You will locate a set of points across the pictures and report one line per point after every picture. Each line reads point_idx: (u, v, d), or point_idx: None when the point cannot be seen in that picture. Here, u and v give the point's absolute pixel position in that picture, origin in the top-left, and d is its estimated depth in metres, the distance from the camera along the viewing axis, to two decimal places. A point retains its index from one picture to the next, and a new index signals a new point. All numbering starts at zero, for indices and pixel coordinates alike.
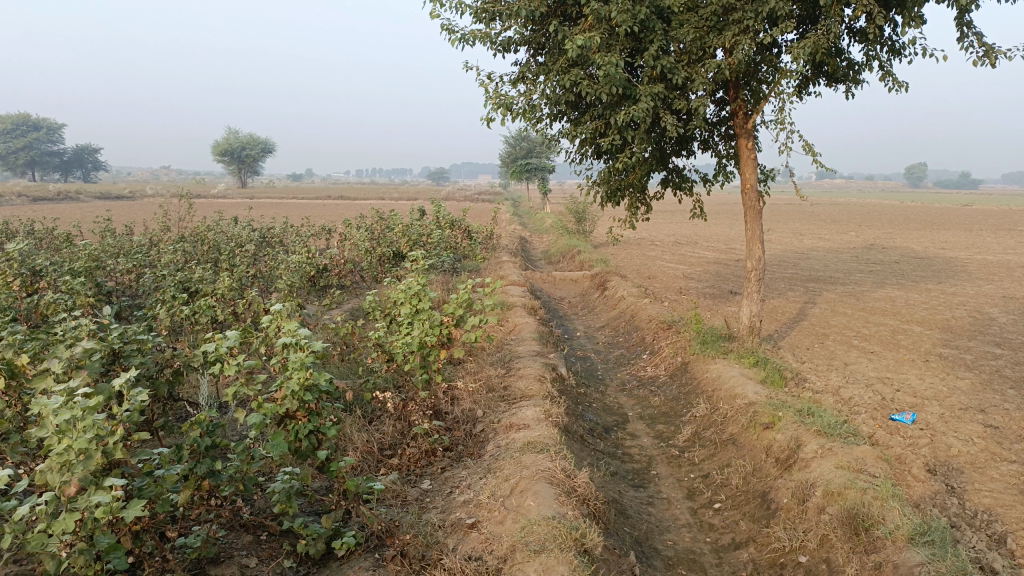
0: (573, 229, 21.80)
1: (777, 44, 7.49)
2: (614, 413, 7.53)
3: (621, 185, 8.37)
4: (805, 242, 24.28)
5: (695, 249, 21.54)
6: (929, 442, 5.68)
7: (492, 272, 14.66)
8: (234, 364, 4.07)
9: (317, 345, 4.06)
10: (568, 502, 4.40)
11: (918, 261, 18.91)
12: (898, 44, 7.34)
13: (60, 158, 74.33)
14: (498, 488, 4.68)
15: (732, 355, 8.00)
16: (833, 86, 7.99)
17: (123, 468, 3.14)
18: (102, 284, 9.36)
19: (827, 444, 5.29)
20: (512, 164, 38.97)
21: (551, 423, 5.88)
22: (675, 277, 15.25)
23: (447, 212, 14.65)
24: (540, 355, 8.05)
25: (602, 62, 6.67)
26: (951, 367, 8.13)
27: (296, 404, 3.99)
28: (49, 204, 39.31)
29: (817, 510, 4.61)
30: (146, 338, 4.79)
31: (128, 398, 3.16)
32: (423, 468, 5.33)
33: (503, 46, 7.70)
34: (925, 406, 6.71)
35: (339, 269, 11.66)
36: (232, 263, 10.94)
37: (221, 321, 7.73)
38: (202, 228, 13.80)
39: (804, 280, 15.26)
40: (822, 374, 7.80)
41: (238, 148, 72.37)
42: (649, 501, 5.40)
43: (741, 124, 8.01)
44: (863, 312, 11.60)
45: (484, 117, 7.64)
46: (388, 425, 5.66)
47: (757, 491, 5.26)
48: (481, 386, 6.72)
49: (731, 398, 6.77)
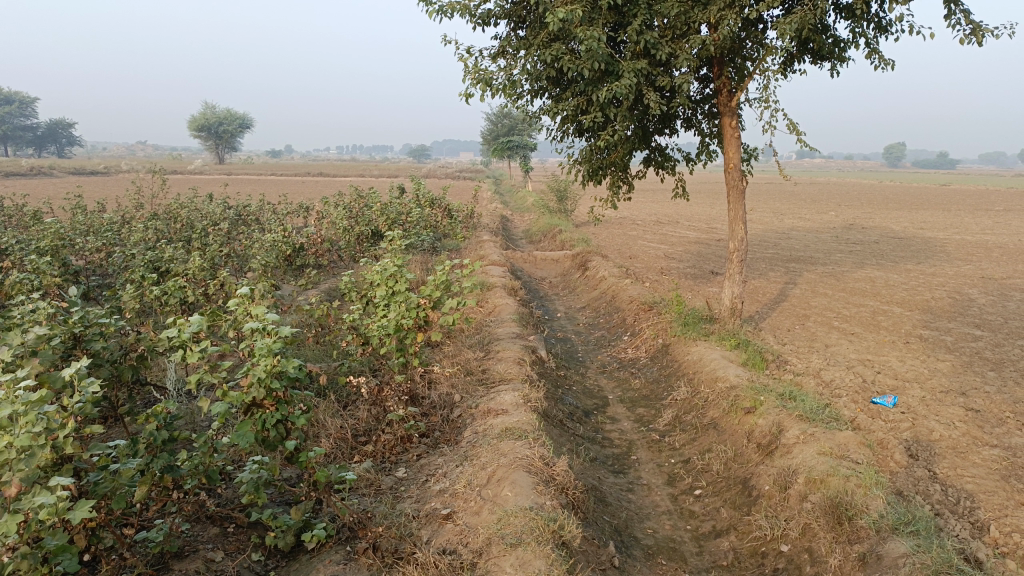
0: (554, 207, 21.64)
1: (763, 19, 7.35)
2: (595, 396, 7.43)
3: (602, 164, 8.21)
4: (785, 222, 24.32)
5: (676, 228, 21.47)
6: (911, 427, 5.62)
7: (472, 251, 14.50)
8: (196, 352, 3.89)
9: (284, 331, 3.87)
10: (546, 492, 4.28)
11: (897, 241, 18.95)
12: (885, 21, 7.20)
13: (31, 132, 72.76)
14: (475, 477, 4.55)
15: (714, 337, 7.92)
16: (818, 63, 7.86)
17: (75, 463, 2.98)
18: (69, 264, 9.07)
19: (810, 429, 5.20)
20: (493, 141, 38.62)
21: (530, 408, 5.75)
22: (656, 256, 15.17)
23: (427, 191, 14.40)
24: (519, 337, 7.91)
25: (584, 37, 6.48)
26: (931, 349, 8.10)
27: (262, 392, 3.82)
28: (19, 179, 38.48)
29: (799, 498, 4.53)
30: (109, 322, 4.60)
31: (78, 389, 3.00)
32: (398, 456, 5.20)
33: (483, 19, 7.48)
34: (906, 388, 6.66)
35: (316, 248, 11.43)
36: (205, 242, 10.68)
37: (192, 303, 7.50)
38: (175, 206, 13.48)
39: (785, 260, 15.22)
40: (804, 356, 7.74)
41: (215, 123, 71.10)
42: (629, 488, 5.30)
43: (725, 102, 7.85)
44: (843, 292, 11.57)
45: (462, 93, 7.43)
46: (363, 410, 5.51)
47: (738, 477, 5.17)
48: (459, 371, 6.58)
49: (712, 381, 6.68)
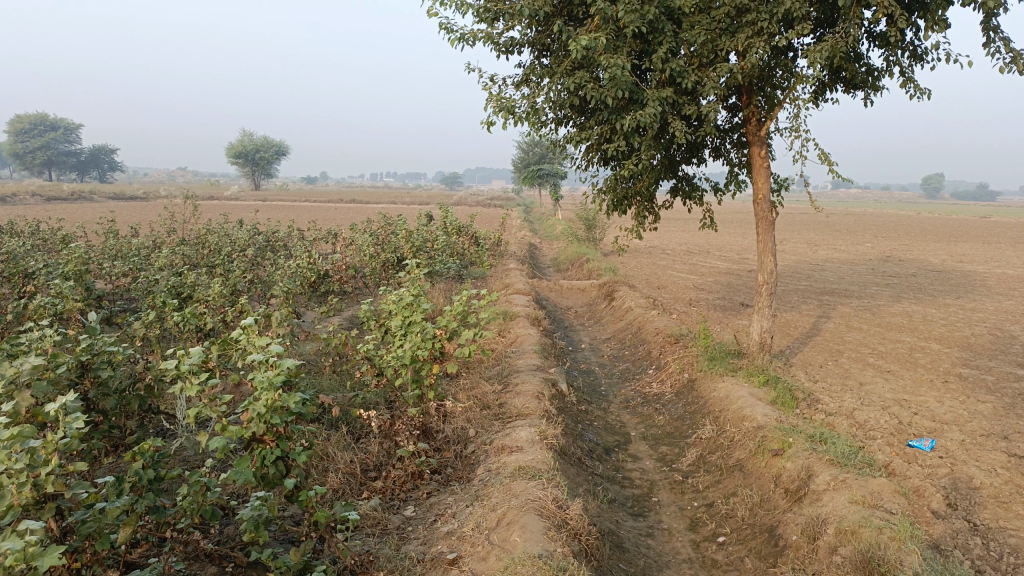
0: (583, 236, 21.50)
1: (793, 47, 7.17)
2: (617, 432, 7.18)
3: (627, 193, 8.03)
4: (820, 253, 23.89)
5: (707, 258, 21.17)
6: (949, 473, 5.31)
7: (498, 279, 14.38)
8: (195, 385, 3.78)
9: (287, 363, 3.74)
10: (558, 538, 4.07)
11: (935, 274, 18.47)
12: (920, 49, 6.98)
13: (75, 157, 74.88)
14: (484, 519, 4.35)
15: (742, 372, 7.65)
16: (851, 92, 7.64)
17: (58, 501, 2.87)
18: (93, 288, 9.07)
19: (841, 475, 4.92)
20: (524, 169, 38.69)
21: (546, 446, 5.54)
22: (685, 287, 14.90)
23: (454, 219, 14.33)
24: (540, 369, 7.71)
25: (608, 64, 6.35)
26: (972, 389, 7.74)
27: (262, 427, 3.69)
28: (60, 203, 39.56)
29: (829, 550, 4.24)
30: (117, 351, 4.49)
31: (62, 425, 2.92)
32: (408, 492, 5.01)
33: (506, 47, 7.42)
34: (944, 431, 6.33)
35: (341, 274, 11.36)
36: (230, 267, 10.66)
37: (210, 329, 7.41)
38: (203, 232, 13.54)
39: (818, 293, 14.86)
40: (836, 394, 7.42)
41: (253, 150, 72.35)
42: (648, 532, 5.06)
43: (754, 131, 7.64)
44: (879, 327, 11.21)
45: (484, 120, 7.33)
46: (374, 444, 5.35)
47: (765, 525, 4.89)
48: (475, 405, 6.40)
49: (739, 420, 6.40)
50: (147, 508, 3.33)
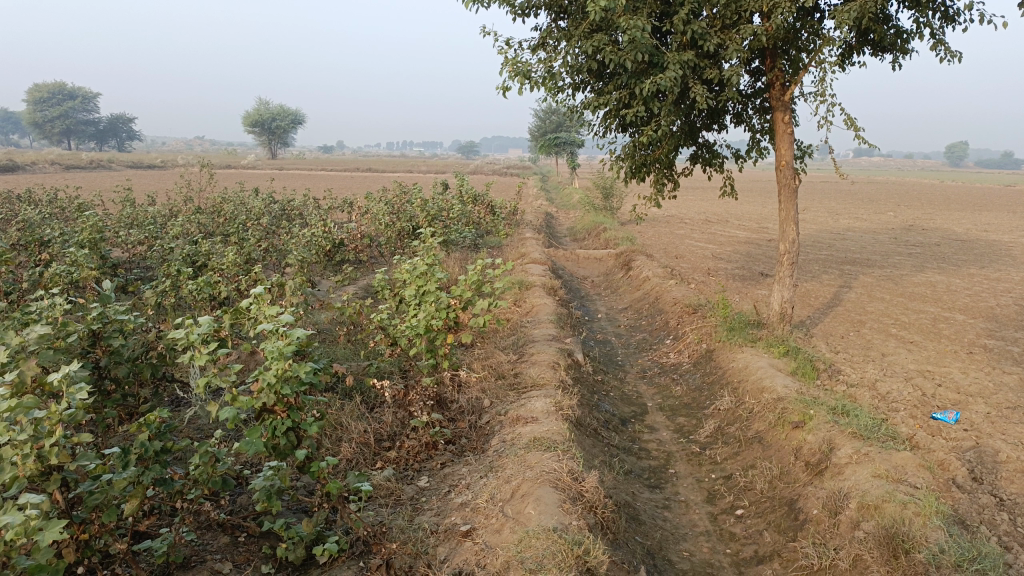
0: (600, 205, 21.26)
1: (819, 8, 6.92)
2: (633, 403, 7.10)
3: (646, 160, 7.86)
4: (841, 222, 23.53)
5: (726, 227, 20.92)
6: (975, 447, 5.18)
7: (514, 248, 14.26)
8: (204, 353, 3.71)
9: (298, 333, 3.65)
10: (574, 511, 4.00)
11: (960, 243, 18.13)
12: (953, 10, 6.71)
13: (93, 126, 75.09)
14: (498, 490, 4.28)
15: (761, 343, 7.52)
16: (878, 55, 7.39)
17: (64, 472, 2.83)
18: (108, 257, 9.03)
19: (864, 448, 4.81)
20: (541, 137, 38.29)
21: (562, 417, 5.47)
22: (704, 257, 14.71)
23: (470, 187, 14.18)
24: (556, 339, 7.61)
25: (628, 26, 6.16)
26: (997, 360, 7.57)
27: (272, 398, 3.63)
28: (78, 172, 39.85)
29: (851, 525, 4.15)
30: (128, 319, 4.43)
31: (65, 396, 2.87)
32: (422, 463, 4.96)
33: (522, 9, 7.22)
34: (969, 404, 6.19)
35: (356, 243, 11.28)
36: (244, 235, 10.59)
37: (225, 297, 7.36)
38: (219, 200, 13.49)
39: (840, 262, 14.63)
40: (858, 366, 7.29)
41: (270, 119, 72.16)
42: (665, 505, 4.98)
43: (778, 96, 7.43)
44: (902, 297, 11.00)
45: (500, 85, 7.16)
46: (388, 414, 5.29)
47: (785, 498, 4.80)
48: (490, 374, 6.33)
49: (758, 391, 6.29)
50: (154, 480, 3.29)
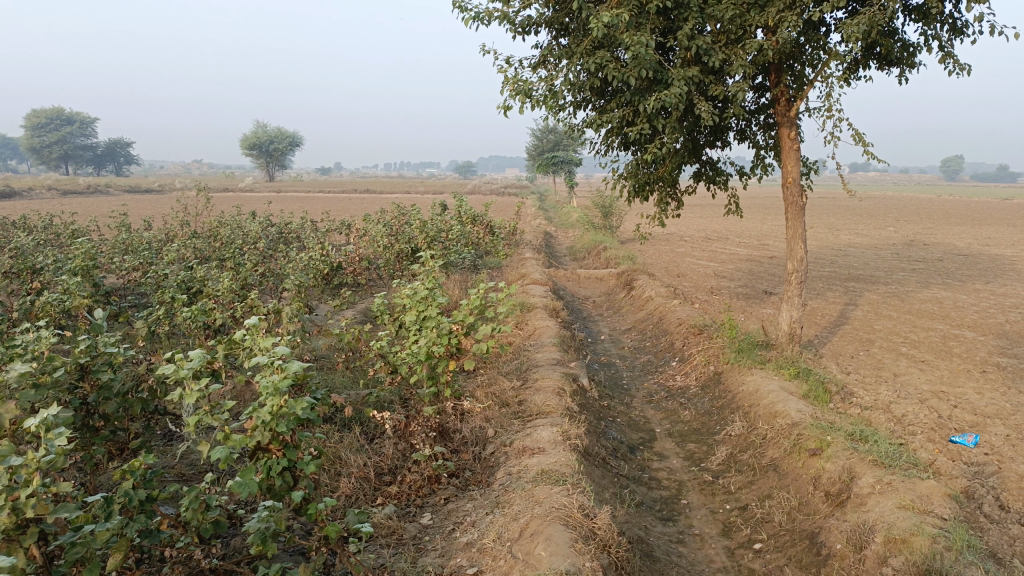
0: (600, 224, 21.12)
1: (825, 22, 6.80)
2: (641, 429, 6.90)
3: (649, 179, 7.71)
4: (843, 238, 23.42)
5: (726, 244, 20.80)
6: (999, 472, 4.98)
7: (515, 269, 14.09)
8: (195, 390, 3.51)
9: (294, 367, 3.46)
10: (586, 551, 3.79)
11: (962, 258, 18.00)
12: (960, 22, 6.59)
13: (92, 151, 75.23)
14: (506, 529, 4.08)
15: (771, 365, 7.34)
16: (885, 69, 7.26)
17: (42, 525, 2.63)
18: (102, 284, 8.84)
19: (886, 477, 4.60)
20: (539, 157, 38.30)
21: (570, 447, 5.27)
22: (706, 275, 14.54)
23: (469, 207, 14.04)
24: (560, 363, 7.42)
25: (632, 42, 6.02)
26: (1012, 380, 7.38)
27: (267, 436, 3.44)
28: (75, 197, 39.88)
29: (877, 560, 3.94)
30: (118, 352, 4.23)
31: (44, 443, 2.68)
32: (425, 498, 4.75)
33: (523, 27, 7.11)
34: (988, 426, 5.99)
35: (354, 266, 11.12)
36: (241, 260, 10.40)
37: (220, 325, 7.17)
38: (215, 224, 13.32)
39: (844, 279, 14.46)
40: (871, 387, 7.09)
41: (267, 142, 72.39)
42: (679, 539, 4.78)
43: (783, 112, 7.29)
44: (909, 315, 10.83)
45: (501, 104, 7.02)
46: (388, 446, 5.08)
47: (805, 531, 4.59)
48: (494, 403, 6.13)
49: (771, 416, 6.09)
50: (140, 531, 3.10)
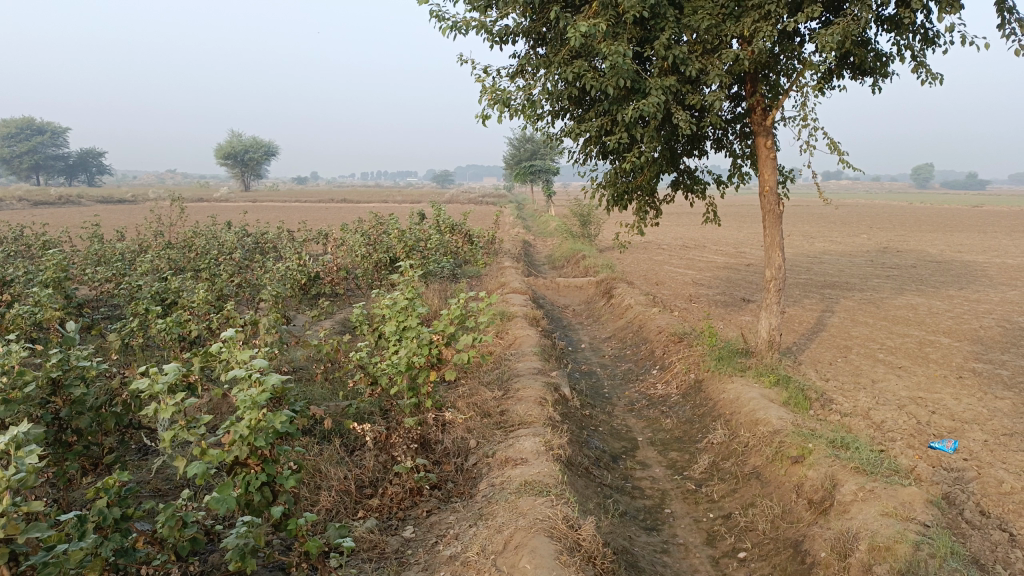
0: (578, 232, 21.16)
1: (800, 32, 6.86)
2: (623, 438, 6.87)
3: (628, 188, 7.72)
4: (818, 245, 23.66)
5: (703, 252, 20.93)
6: (978, 477, 5.02)
7: (494, 278, 14.05)
8: (170, 405, 3.42)
9: (273, 379, 3.40)
10: (571, 563, 3.75)
11: (935, 265, 18.26)
12: (933, 32, 6.68)
13: (63, 161, 74.20)
14: (489, 542, 4.03)
15: (751, 372, 7.36)
16: (859, 78, 7.34)
17: (13, 546, 2.54)
18: (73, 296, 8.67)
19: (869, 484, 4.62)
20: (516, 166, 38.36)
21: (552, 457, 5.23)
22: (684, 283, 14.60)
23: (447, 217, 13.99)
24: (541, 372, 7.39)
25: (609, 52, 6.03)
26: (988, 385, 7.46)
27: (246, 451, 3.36)
28: (46, 208, 39.26)
29: (862, 568, 3.94)
30: (91, 365, 4.12)
31: (14, 461, 2.60)
32: (406, 511, 4.68)
33: (500, 37, 7.10)
34: (965, 431, 6.04)
35: (331, 276, 11.02)
36: (216, 270, 10.26)
37: (196, 337, 7.04)
38: (190, 235, 13.15)
39: (820, 286, 14.59)
40: (850, 393, 7.13)
41: (242, 151, 71.86)
42: (664, 549, 4.75)
43: (759, 121, 7.34)
44: (885, 321, 10.93)
45: (479, 114, 7.00)
46: (369, 458, 5.01)
47: (790, 539, 4.58)
48: (475, 413, 6.07)
49: (753, 423, 6.09)
50: (115, 550, 3.02)
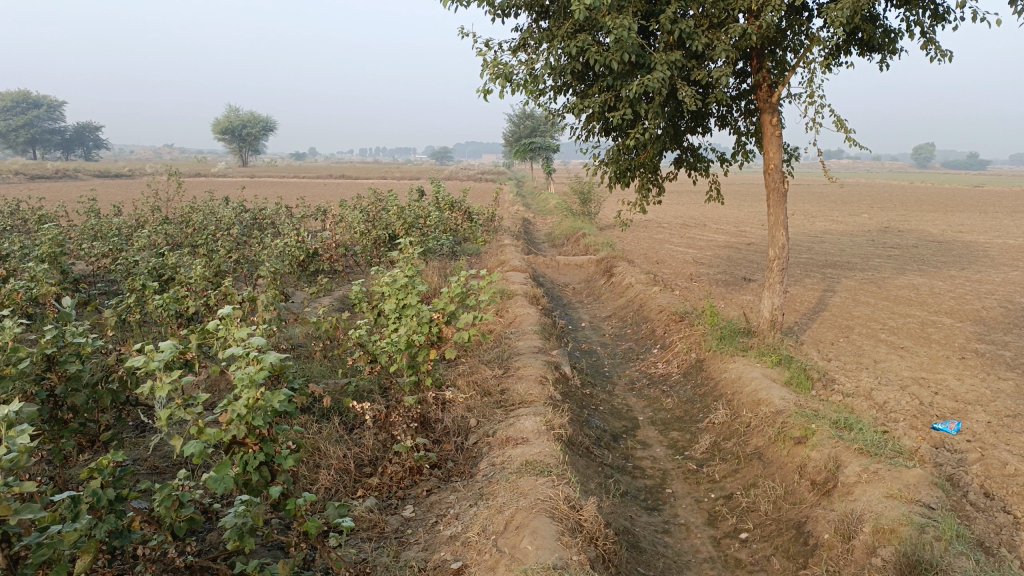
0: (578, 210, 21.04)
1: (807, 7, 6.73)
2: (624, 417, 6.83)
3: (630, 165, 7.62)
4: (819, 224, 23.58)
5: (704, 231, 20.84)
6: (982, 459, 4.98)
7: (493, 255, 13.96)
8: (167, 383, 3.34)
9: (270, 357, 3.33)
10: (572, 544, 3.71)
11: (936, 244, 18.20)
12: (943, 8, 6.55)
13: (60, 135, 73.67)
14: (490, 522, 3.99)
15: (753, 352, 7.30)
16: (866, 55, 7.22)
17: (4, 527, 2.49)
18: (69, 272, 8.58)
19: (872, 465, 4.58)
20: (516, 143, 38.09)
21: (553, 436, 5.19)
22: (685, 262, 14.53)
23: (447, 194, 13.87)
24: (542, 351, 7.33)
25: (614, 26, 5.91)
26: (991, 366, 7.41)
27: (243, 430, 3.30)
28: (42, 182, 39.07)
29: (866, 550, 3.91)
30: (87, 342, 4.05)
31: (4, 441, 2.53)
32: (406, 490, 4.64)
33: (502, 10, 6.96)
34: (969, 412, 5.99)
35: (331, 253, 10.91)
36: (214, 246, 10.15)
37: (194, 313, 6.96)
38: (188, 210, 13.02)
39: (821, 266, 14.50)
40: (852, 374, 7.08)
41: (240, 127, 71.35)
42: (665, 529, 4.73)
43: (765, 97, 7.22)
44: (887, 301, 10.86)
45: (480, 88, 6.88)
46: (368, 437, 4.95)
47: (792, 521, 4.55)
48: (475, 392, 6.02)
49: (755, 404, 6.04)
50: (109, 531, 2.97)
